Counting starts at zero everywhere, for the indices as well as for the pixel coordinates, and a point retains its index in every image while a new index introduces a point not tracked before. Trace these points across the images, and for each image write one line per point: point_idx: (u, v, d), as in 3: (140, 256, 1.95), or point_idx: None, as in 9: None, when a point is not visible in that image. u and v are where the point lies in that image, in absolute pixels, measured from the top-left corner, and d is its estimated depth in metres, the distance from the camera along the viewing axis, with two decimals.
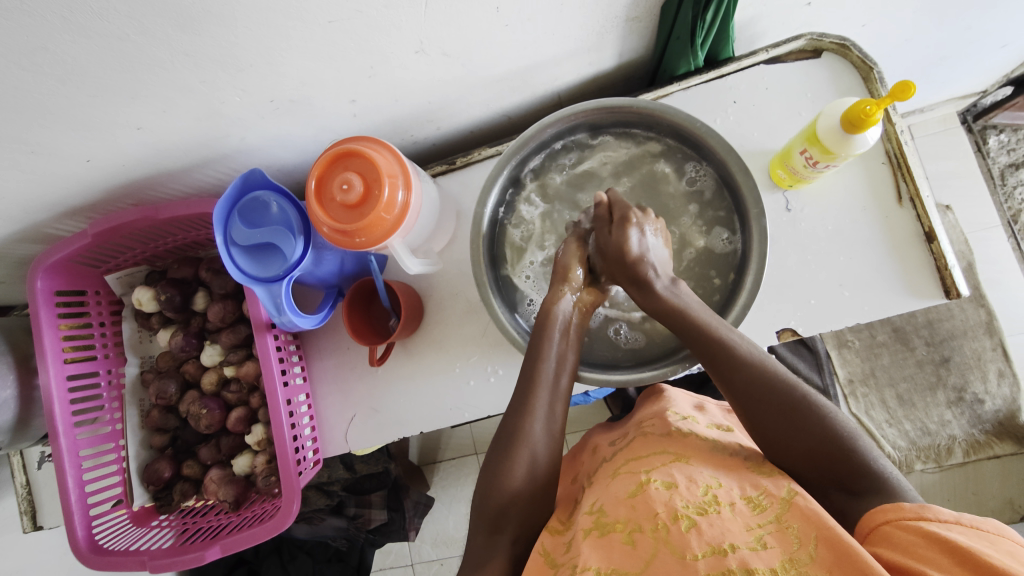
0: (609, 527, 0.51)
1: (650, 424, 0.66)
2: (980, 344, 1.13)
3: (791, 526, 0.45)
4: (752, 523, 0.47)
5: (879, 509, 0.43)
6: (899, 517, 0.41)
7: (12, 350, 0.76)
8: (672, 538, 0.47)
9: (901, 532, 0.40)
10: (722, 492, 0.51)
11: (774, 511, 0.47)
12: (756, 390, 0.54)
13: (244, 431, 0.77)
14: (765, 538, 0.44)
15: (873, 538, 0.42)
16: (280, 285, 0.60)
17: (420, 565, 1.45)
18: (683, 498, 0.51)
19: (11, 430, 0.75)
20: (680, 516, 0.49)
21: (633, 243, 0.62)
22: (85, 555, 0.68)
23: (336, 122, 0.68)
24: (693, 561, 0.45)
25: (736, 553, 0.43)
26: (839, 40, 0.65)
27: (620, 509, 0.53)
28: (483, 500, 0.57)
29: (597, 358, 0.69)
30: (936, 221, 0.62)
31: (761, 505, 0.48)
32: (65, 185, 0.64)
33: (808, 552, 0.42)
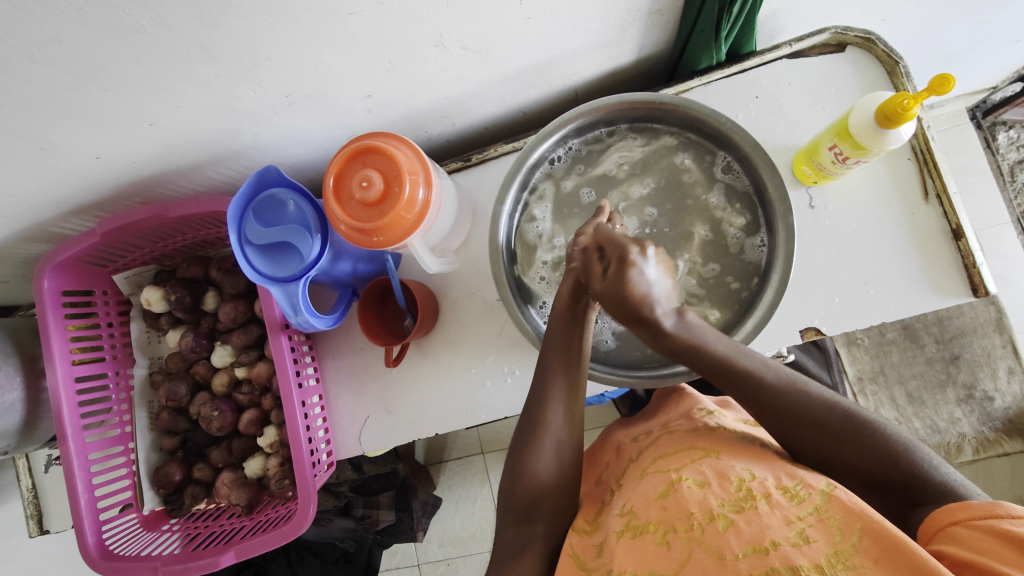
0: (641, 529, 0.51)
1: (676, 421, 0.66)
2: (989, 342, 1.12)
3: (831, 517, 0.44)
4: (791, 516, 0.45)
5: (942, 510, 0.43)
6: (970, 516, 0.41)
7: (18, 352, 0.74)
8: (707, 538, 0.46)
9: (969, 530, 0.40)
10: (756, 483, 0.50)
11: (813, 502, 0.46)
12: (782, 406, 0.52)
13: (256, 433, 0.75)
14: (806, 532, 0.43)
15: (938, 536, 0.42)
16: (296, 284, 0.59)
17: (426, 566, 1.44)
18: (716, 497, 0.49)
19: (17, 433, 0.74)
20: (716, 516, 0.48)
21: (636, 282, 0.47)
22: (96, 561, 0.67)
23: (351, 118, 0.67)
24: (733, 561, 0.44)
25: (777, 550, 0.42)
26: (864, 33, 0.64)
27: (651, 510, 0.52)
28: (512, 486, 0.58)
29: (624, 357, 0.67)
30: (963, 218, 0.61)
31: (799, 495, 0.47)
32: (73, 183, 0.63)
33: (853, 543, 0.41)
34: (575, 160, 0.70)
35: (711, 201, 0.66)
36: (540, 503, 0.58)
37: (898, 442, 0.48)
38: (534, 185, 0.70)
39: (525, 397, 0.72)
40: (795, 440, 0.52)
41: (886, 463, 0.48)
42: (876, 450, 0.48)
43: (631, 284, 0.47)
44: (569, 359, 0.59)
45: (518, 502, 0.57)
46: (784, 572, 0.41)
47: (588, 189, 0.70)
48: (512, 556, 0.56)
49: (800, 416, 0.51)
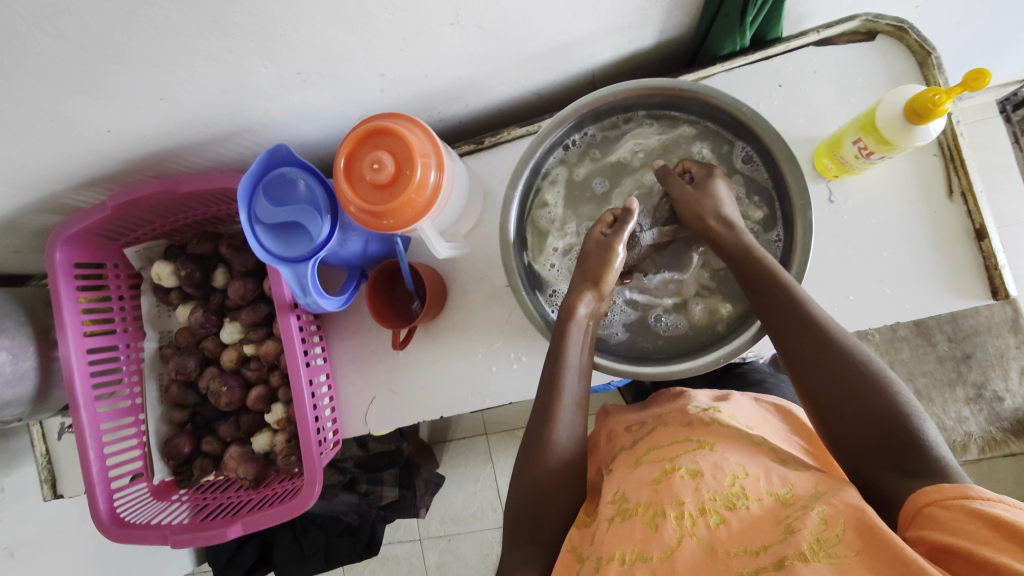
0: (631, 511, 0.50)
1: (672, 415, 0.63)
2: (1003, 341, 1.10)
3: (821, 511, 0.43)
4: (781, 515, 0.45)
5: (921, 490, 0.40)
6: (943, 496, 0.39)
7: (31, 322, 0.75)
8: (698, 531, 0.46)
9: (948, 511, 0.38)
10: (750, 482, 0.49)
11: (802, 501, 0.45)
12: (809, 343, 0.51)
13: (263, 409, 0.76)
14: (793, 525, 0.43)
15: (919, 519, 0.39)
16: (305, 265, 0.59)
17: (428, 541, 1.47)
18: (709, 488, 0.49)
19: (31, 400, 0.75)
20: (708, 510, 0.47)
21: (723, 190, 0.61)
22: (107, 527, 0.69)
23: (363, 96, 0.65)
24: (724, 557, 0.44)
25: (768, 551, 0.42)
26: (896, 21, 0.61)
27: (642, 493, 0.52)
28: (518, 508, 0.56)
29: (634, 347, 0.67)
30: (988, 217, 0.60)
31: (789, 500, 0.46)
32: (84, 155, 0.63)
33: (836, 534, 0.40)
34: (589, 147, 0.68)
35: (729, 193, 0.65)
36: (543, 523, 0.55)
37: (905, 407, 0.45)
38: (546, 170, 0.68)
39: (530, 384, 0.72)
40: (811, 379, 0.50)
41: (880, 425, 0.45)
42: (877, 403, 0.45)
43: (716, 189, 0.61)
44: (573, 367, 0.59)
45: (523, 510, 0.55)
46: (772, 568, 0.41)
47: (602, 177, 0.69)
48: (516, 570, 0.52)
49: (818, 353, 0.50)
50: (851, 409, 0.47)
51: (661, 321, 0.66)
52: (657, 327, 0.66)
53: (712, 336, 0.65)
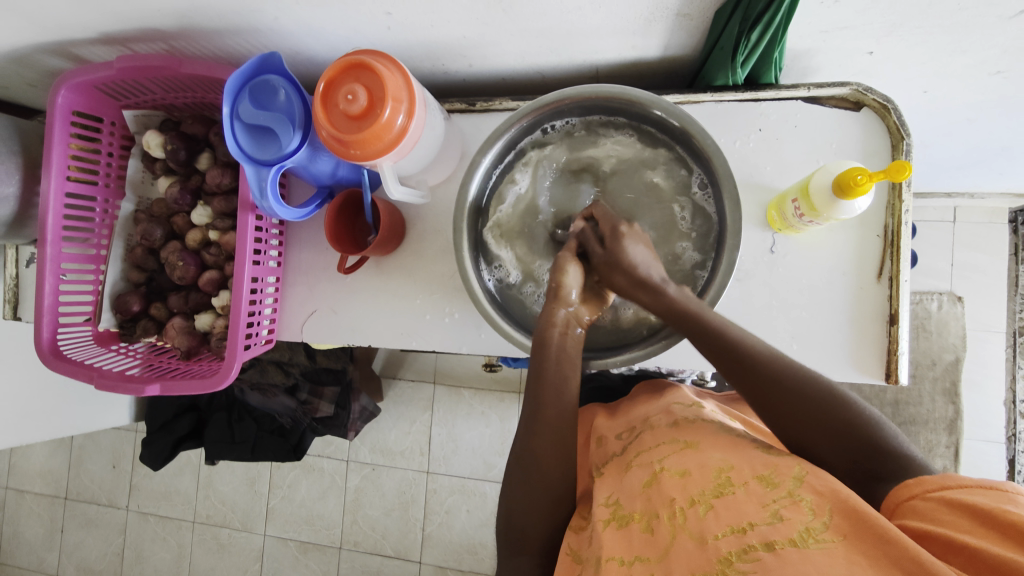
0: (627, 518, 0.56)
1: (657, 416, 0.70)
2: (935, 437, 1.17)
3: (803, 498, 0.47)
4: (766, 500, 0.49)
5: (905, 485, 0.45)
6: (924, 489, 0.44)
7: (22, 154, 0.80)
8: (689, 523, 0.51)
9: (927, 502, 0.43)
10: (735, 471, 0.53)
11: (786, 485, 0.49)
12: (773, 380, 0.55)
13: (211, 292, 0.82)
14: (779, 512, 0.47)
15: (900, 510, 0.44)
16: (269, 170, 0.63)
17: (354, 464, 1.56)
18: (696, 485, 0.54)
19: (7, 224, 0.80)
20: (696, 502, 0.52)
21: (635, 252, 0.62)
22: (46, 356, 0.75)
23: (369, 29, 0.68)
24: (713, 542, 0.48)
25: (754, 529, 0.46)
26: (883, 99, 0.63)
27: (636, 501, 0.57)
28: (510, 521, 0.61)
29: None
30: (904, 306, 0.63)
31: (773, 481, 0.50)
32: (100, 12, 0.66)
33: (823, 521, 0.44)
34: (560, 141, 0.71)
35: (680, 216, 0.68)
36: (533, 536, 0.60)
37: (870, 422, 0.51)
38: (513, 153, 0.71)
39: (455, 339, 0.77)
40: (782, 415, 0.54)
41: (851, 440, 0.50)
42: (846, 430, 0.51)
43: (629, 256, 0.62)
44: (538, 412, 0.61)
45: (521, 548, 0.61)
46: (759, 548, 0.44)
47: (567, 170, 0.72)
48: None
49: (787, 399, 0.54)
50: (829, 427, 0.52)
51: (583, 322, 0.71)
52: None
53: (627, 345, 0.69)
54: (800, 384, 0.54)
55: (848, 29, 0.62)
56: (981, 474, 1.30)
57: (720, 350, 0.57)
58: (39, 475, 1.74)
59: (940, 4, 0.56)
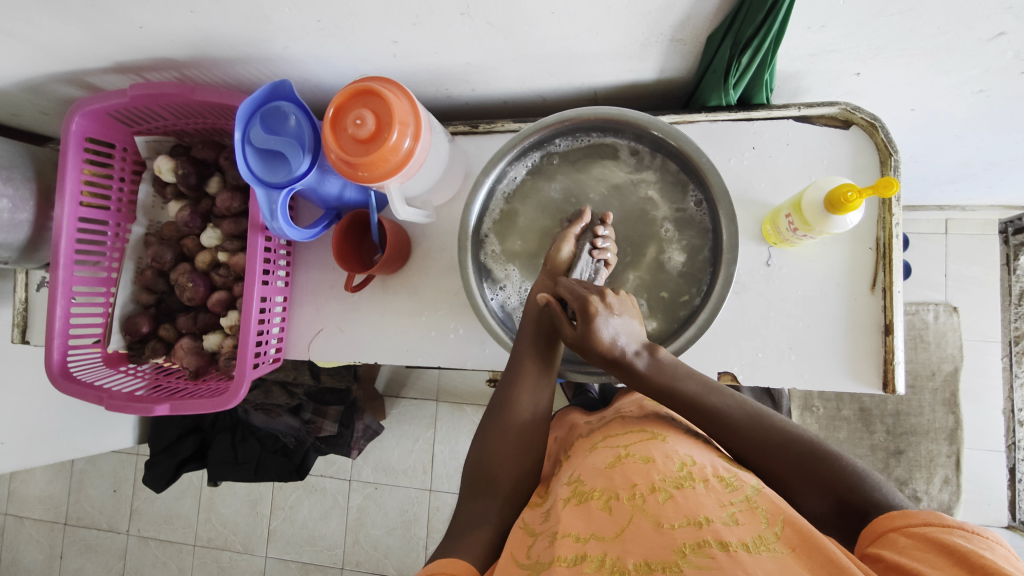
0: (587, 495, 0.55)
1: (627, 409, 0.73)
2: (936, 447, 1.17)
3: (759, 507, 0.49)
4: (724, 499, 0.51)
5: (888, 516, 0.47)
6: (906, 523, 0.45)
7: (36, 180, 0.82)
8: (648, 507, 0.51)
9: (908, 537, 0.44)
10: (696, 468, 0.56)
11: (744, 491, 0.52)
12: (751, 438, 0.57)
13: (220, 313, 0.83)
14: (736, 515, 0.48)
15: (880, 541, 0.45)
16: (280, 193, 0.65)
17: (357, 483, 1.55)
18: (659, 472, 0.55)
19: (20, 249, 0.82)
20: (657, 489, 0.53)
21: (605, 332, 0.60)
22: (55, 377, 0.76)
23: (375, 57, 0.71)
24: (670, 530, 0.48)
25: (709, 525, 0.47)
26: (870, 118, 0.66)
27: (598, 479, 0.57)
28: (474, 467, 0.65)
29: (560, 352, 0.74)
30: (898, 316, 0.64)
31: (732, 484, 0.53)
32: (117, 43, 0.69)
33: (774, 530, 0.46)
34: (550, 165, 0.74)
35: (668, 230, 0.71)
36: (497, 484, 0.62)
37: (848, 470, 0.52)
38: (507, 177, 0.73)
39: (461, 355, 0.78)
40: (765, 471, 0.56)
41: (829, 485, 0.52)
42: (827, 480, 0.52)
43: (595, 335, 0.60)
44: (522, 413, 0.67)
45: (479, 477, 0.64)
46: (714, 545, 0.45)
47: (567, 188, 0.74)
48: (468, 525, 0.59)
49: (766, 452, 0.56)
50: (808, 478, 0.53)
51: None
52: None
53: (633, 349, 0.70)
54: (777, 441, 0.56)
55: (835, 51, 0.65)
56: (983, 484, 1.30)
57: (699, 411, 0.60)
58: (38, 501, 1.72)
59: (921, 28, 0.59)
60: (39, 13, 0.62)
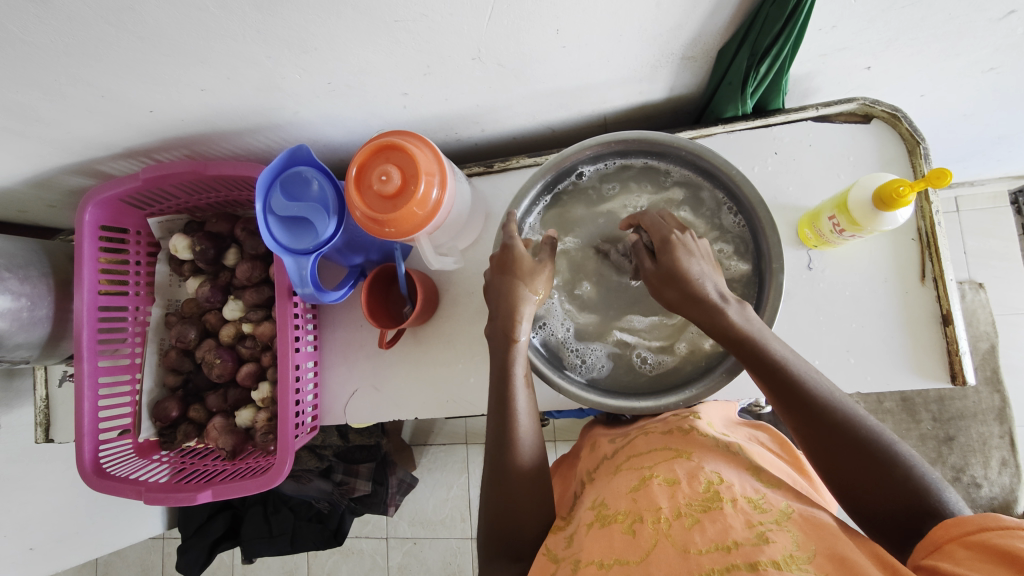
0: (610, 518, 0.55)
1: (654, 425, 0.69)
2: (987, 429, 1.13)
3: (790, 531, 0.47)
4: (753, 520, 0.49)
5: (942, 526, 0.43)
6: (962, 532, 0.41)
7: (52, 274, 0.81)
8: (673, 532, 0.50)
9: (966, 549, 0.40)
10: (724, 487, 0.53)
11: (774, 514, 0.50)
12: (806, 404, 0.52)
13: (250, 385, 0.81)
14: (765, 535, 0.46)
15: (937, 554, 0.42)
16: (308, 259, 0.63)
17: (394, 540, 1.49)
18: (684, 496, 0.53)
19: (41, 346, 0.80)
20: (682, 514, 0.51)
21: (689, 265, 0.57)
22: (89, 476, 0.73)
23: (386, 110, 0.71)
24: (696, 555, 0.47)
25: (739, 549, 0.45)
26: (891, 109, 0.65)
27: (621, 502, 0.56)
28: (490, 533, 0.59)
29: (619, 385, 0.70)
30: (955, 305, 0.62)
31: (762, 506, 0.51)
32: (127, 129, 0.68)
33: (807, 555, 0.44)
34: (561, 200, 0.73)
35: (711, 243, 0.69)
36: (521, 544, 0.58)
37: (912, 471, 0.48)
38: (525, 226, 0.72)
39: None
40: (820, 455, 0.51)
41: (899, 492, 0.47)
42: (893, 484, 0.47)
43: (684, 268, 0.57)
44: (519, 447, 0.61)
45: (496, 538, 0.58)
46: (743, 567, 0.43)
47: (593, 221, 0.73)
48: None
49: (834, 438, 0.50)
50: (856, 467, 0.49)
51: (646, 363, 0.70)
52: (642, 368, 0.70)
53: (694, 369, 0.68)
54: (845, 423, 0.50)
55: (846, 49, 0.65)
56: None
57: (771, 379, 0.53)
58: None
59: (932, 16, 0.58)
60: (49, 110, 0.62)
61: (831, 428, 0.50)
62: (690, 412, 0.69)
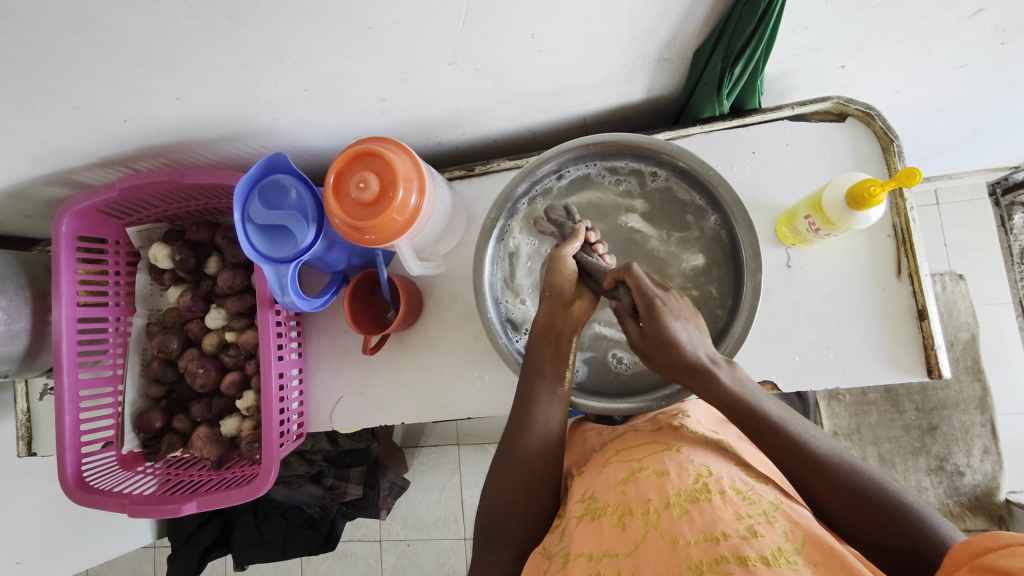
0: (600, 511, 0.55)
1: (642, 423, 0.70)
2: (969, 418, 1.14)
3: (778, 521, 0.47)
4: (742, 512, 0.49)
5: (954, 554, 0.40)
6: (970, 555, 0.38)
7: (29, 286, 0.79)
8: (662, 523, 0.50)
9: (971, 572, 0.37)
10: (712, 480, 0.54)
11: (762, 505, 0.50)
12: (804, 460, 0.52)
13: (235, 395, 0.80)
14: (754, 527, 0.47)
15: None
16: (288, 267, 0.63)
17: (387, 543, 1.49)
18: (674, 486, 0.53)
19: (19, 359, 0.79)
20: (672, 504, 0.51)
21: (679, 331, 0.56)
22: (72, 489, 0.72)
23: (364, 116, 0.70)
24: (685, 546, 0.47)
25: (727, 540, 0.46)
26: (865, 108, 0.66)
27: (611, 495, 0.56)
28: (487, 516, 0.61)
29: (600, 384, 0.71)
30: (930, 300, 0.63)
31: (750, 497, 0.51)
32: (101, 138, 0.67)
33: (794, 547, 0.44)
34: (543, 203, 0.74)
35: (682, 241, 0.71)
36: (510, 531, 0.60)
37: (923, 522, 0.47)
38: (506, 230, 0.73)
39: (490, 402, 0.76)
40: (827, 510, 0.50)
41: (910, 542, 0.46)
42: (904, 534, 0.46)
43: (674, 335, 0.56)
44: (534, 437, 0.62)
45: (491, 521, 0.60)
46: (731, 560, 0.43)
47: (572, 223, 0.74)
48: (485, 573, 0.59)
49: (840, 491, 0.49)
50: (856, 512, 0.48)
51: (621, 363, 0.71)
52: (617, 368, 0.71)
53: None
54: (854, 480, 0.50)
55: (820, 49, 0.65)
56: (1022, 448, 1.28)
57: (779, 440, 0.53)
58: None
59: (901, 16, 0.59)
60: (20, 121, 0.61)
61: (840, 481, 0.50)
62: (677, 409, 0.70)
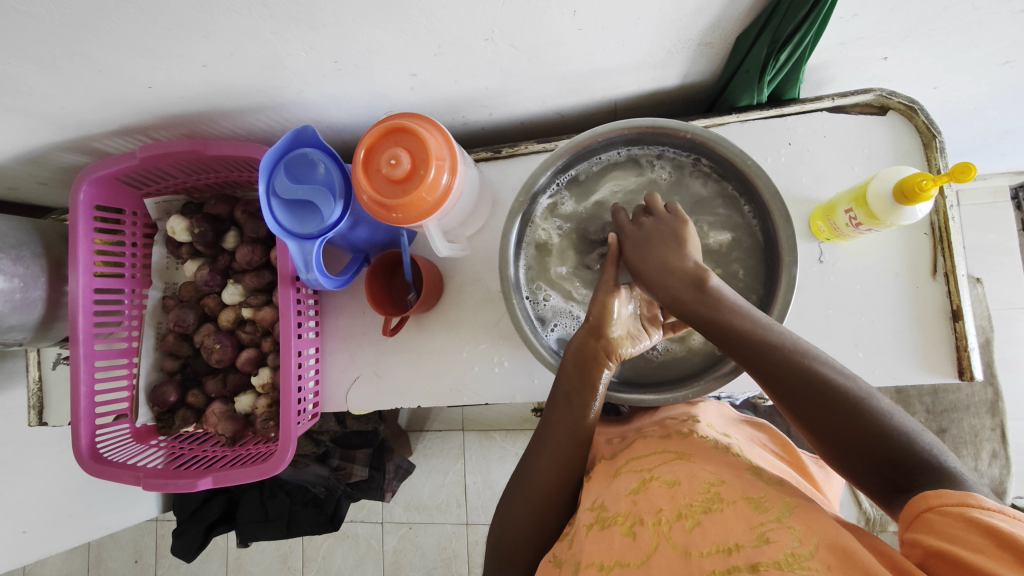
0: (610, 520, 0.54)
1: (652, 429, 0.69)
2: (979, 422, 1.14)
3: (792, 527, 0.45)
4: (754, 522, 0.47)
5: (923, 494, 0.40)
6: (941, 502, 0.38)
7: (46, 254, 0.78)
8: (674, 534, 0.49)
9: (946, 519, 0.37)
10: (725, 489, 0.53)
11: (775, 512, 0.48)
12: (780, 371, 0.50)
13: (251, 371, 0.80)
14: (766, 535, 0.45)
15: (916, 523, 0.39)
16: (312, 244, 0.62)
17: (389, 525, 1.50)
18: (685, 497, 0.53)
19: (34, 328, 0.78)
20: (683, 515, 0.51)
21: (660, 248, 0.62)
22: (85, 460, 0.72)
23: (392, 92, 0.69)
24: (698, 558, 0.46)
25: (740, 552, 0.44)
26: (908, 101, 0.65)
27: (620, 504, 0.56)
28: (502, 535, 0.61)
29: (634, 371, 0.70)
30: (965, 300, 0.62)
31: (762, 506, 0.49)
32: (123, 105, 0.66)
33: (809, 550, 0.42)
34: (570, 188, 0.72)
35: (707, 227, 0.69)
36: (519, 548, 0.60)
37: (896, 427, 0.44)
38: (533, 215, 0.71)
39: (510, 387, 0.75)
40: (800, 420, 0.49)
41: (887, 450, 0.43)
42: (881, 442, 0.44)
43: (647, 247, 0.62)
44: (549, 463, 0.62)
45: (502, 541, 0.61)
46: (744, 569, 0.43)
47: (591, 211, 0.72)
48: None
49: (813, 399, 0.47)
50: (826, 417, 0.46)
51: (654, 349, 0.71)
52: (651, 354, 0.71)
53: (704, 360, 0.68)
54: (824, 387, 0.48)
55: (865, 38, 0.64)
56: None
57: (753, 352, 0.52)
58: None
59: (955, 7, 0.57)
60: (42, 84, 0.59)
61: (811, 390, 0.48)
62: (686, 415, 0.68)
